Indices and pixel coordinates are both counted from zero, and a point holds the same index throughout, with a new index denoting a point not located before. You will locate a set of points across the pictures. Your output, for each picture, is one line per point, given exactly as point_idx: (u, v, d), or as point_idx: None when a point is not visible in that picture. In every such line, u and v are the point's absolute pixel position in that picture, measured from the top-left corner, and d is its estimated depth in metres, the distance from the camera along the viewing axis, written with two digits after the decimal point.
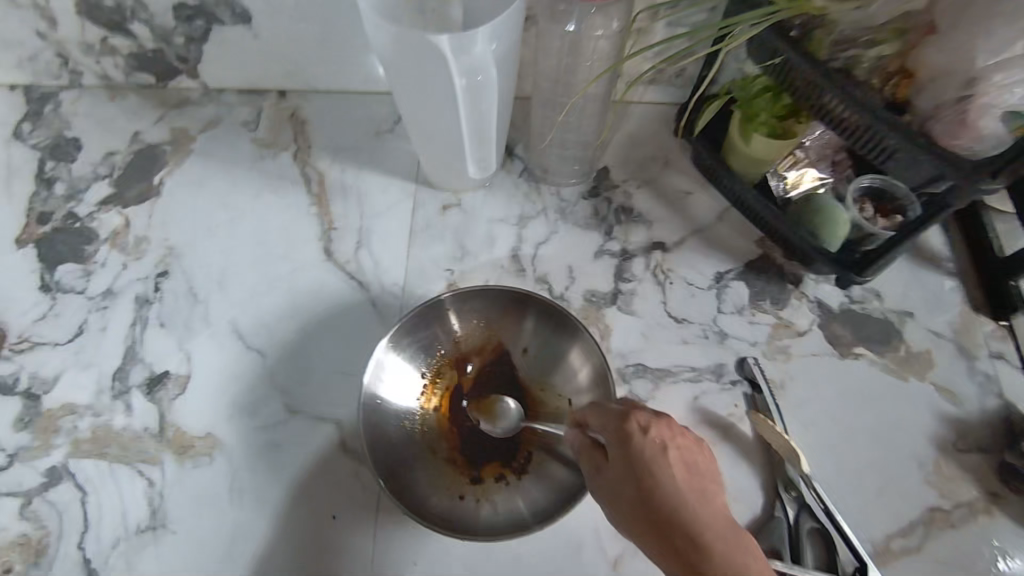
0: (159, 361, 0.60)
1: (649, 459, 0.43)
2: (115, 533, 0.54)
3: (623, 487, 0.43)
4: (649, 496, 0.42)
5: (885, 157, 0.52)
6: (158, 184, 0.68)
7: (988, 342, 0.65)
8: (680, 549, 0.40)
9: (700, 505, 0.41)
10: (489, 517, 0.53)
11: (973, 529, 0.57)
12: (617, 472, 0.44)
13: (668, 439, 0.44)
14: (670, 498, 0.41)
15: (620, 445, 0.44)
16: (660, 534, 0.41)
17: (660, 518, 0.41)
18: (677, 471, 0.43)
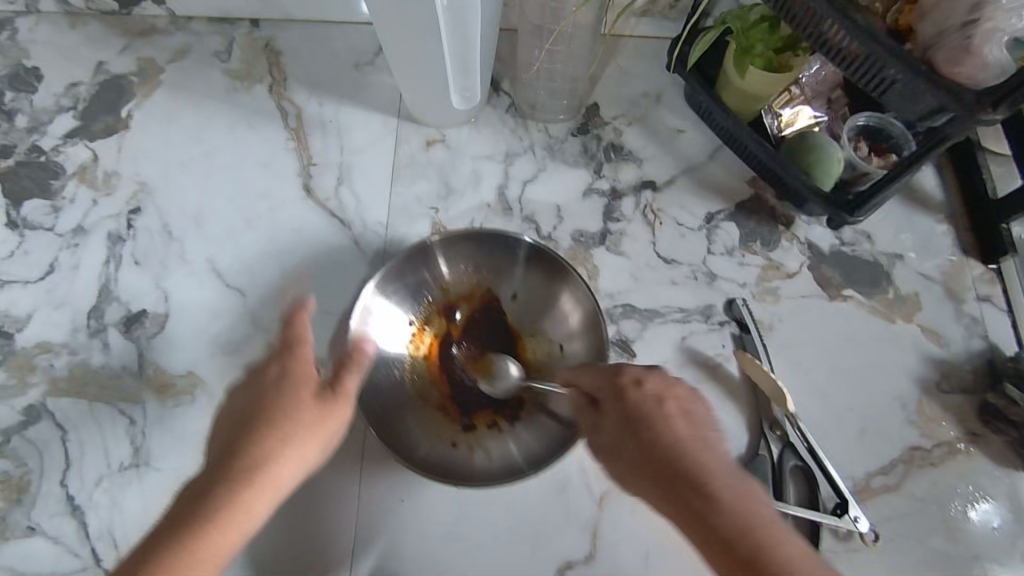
0: (135, 300, 0.58)
1: (645, 408, 0.45)
2: (95, 472, 0.53)
3: (623, 441, 0.45)
4: (647, 445, 0.44)
5: (884, 88, 0.50)
6: (127, 118, 0.65)
7: (977, 284, 0.64)
8: (683, 496, 0.41)
9: (699, 449, 0.43)
10: (483, 465, 0.52)
11: (952, 467, 0.58)
12: (616, 423, 0.46)
13: (664, 389, 0.46)
14: (668, 445, 0.43)
15: (615, 399, 0.47)
16: (665, 483, 0.42)
17: (660, 465, 0.43)
18: (676, 420, 0.44)
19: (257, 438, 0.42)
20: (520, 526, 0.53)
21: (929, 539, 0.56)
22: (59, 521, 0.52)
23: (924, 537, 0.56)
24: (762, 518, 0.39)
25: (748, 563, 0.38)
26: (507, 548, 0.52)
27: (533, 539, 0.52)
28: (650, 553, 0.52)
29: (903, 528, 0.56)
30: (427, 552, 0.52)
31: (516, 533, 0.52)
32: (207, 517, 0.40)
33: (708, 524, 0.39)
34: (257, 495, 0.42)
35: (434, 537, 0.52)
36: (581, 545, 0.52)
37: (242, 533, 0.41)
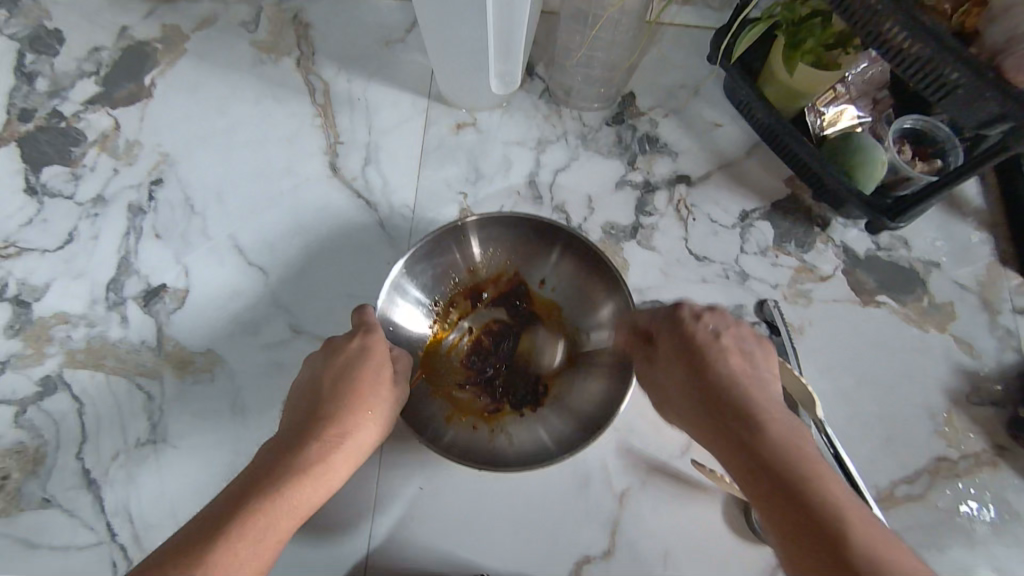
0: (155, 274, 0.57)
1: (708, 335, 0.45)
2: (111, 448, 0.52)
3: (675, 369, 0.46)
4: (704, 375, 0.44)
5: (943, 94, 0.48)
6: (150, 86, 0.63)
7: (1012, 296, 0.63)
8: (733, 428, 0.40)
9: (756, 385, 0.42)
10: (504, 447, 0.51)
11: (979, 480, 0.57)
12: (673, 353, 0.46)
13: (724, 329, 0.46)
14: (724, 381, 0.42)
15: (674, 332, 0.46)
16: (716, 411, 0.42)
17: (723, 391, 0.42)
18: (732, 359, 0.44)
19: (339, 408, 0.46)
20: (539, 521, 0.52)
21: (954, 553, 0.55)
22: (73, 495, 0.51)
23: (949, 550, 0.55)
24: (798, 453, 0.37)
25: (795, 494, 0.35)
26: (525, 545, 0.51)
27: (554, 534, 0.51)
28: (671, 556, 0.51)
29: (928, 539, 0.55)
30: (442, 543, 0.51)
31: (537, 531, 0.51)
32: (290, 474, 0.42)
33: (749, 445, 0.39)
34: (336, 456, 0.44)
35: (451, 528, 0.51)
36: (602, 544, 0.51)
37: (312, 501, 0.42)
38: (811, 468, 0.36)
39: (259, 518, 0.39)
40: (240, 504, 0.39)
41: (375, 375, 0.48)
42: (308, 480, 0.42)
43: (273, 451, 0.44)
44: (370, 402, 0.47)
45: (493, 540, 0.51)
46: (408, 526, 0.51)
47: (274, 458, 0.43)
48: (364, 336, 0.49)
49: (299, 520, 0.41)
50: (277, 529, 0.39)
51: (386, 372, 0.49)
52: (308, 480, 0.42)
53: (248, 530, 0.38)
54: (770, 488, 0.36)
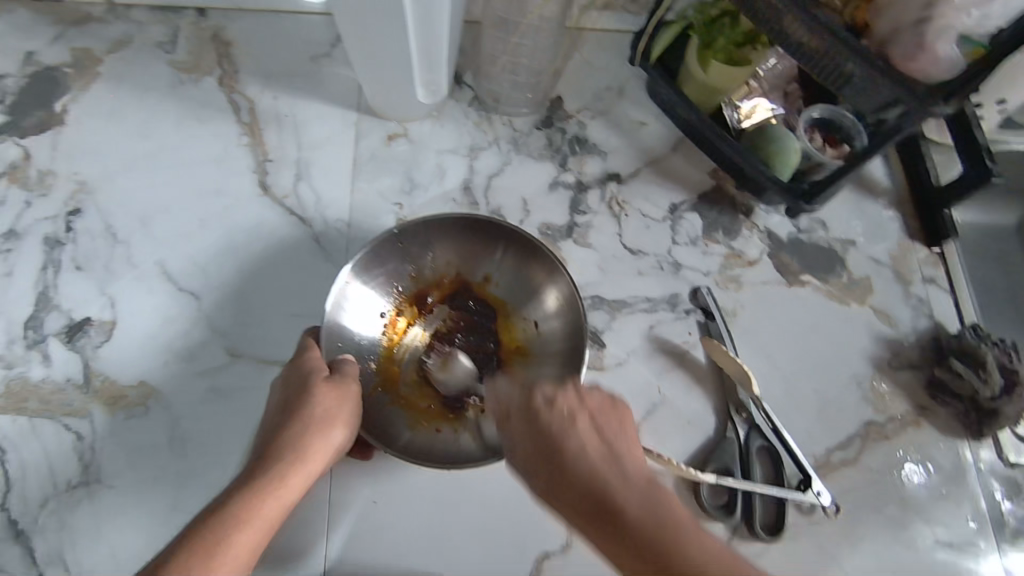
0: (79, 308, 0.55)
1: (559, 422, 0.42)
2: (40, 493, 0.49)
3: (537, 468, 0.42)
4: (564, 467, 0.40)
5: (841, 81, 0.52)
6: (62, 112, 0.61)
7: (922, 267, 0.68)
8: (600, 519, 0.37)
9: (615, 465, 0.40)
10: (470, 445, 0.51)
11: (905, 441, 0.61)
12: (529, 444, 0.43)
13: (574, 409, 0.43)
14: (580, 469, 0.39)
15: (529, 421, 0.43)
16: (581, 503, 0.38)
17: (583, 490, 0.38)
18: (583, 438, 0.41)
19: (292, 421, 0.45)
20: (496, 523, 0.52)
21: (888, 512, 0.58)
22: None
23: (884, 509, 0.58)
24: (661, 522, 0.36)
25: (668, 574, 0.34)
26: (483, 546, 0.51)
27: (512, 533, 0.52)
28: None
29: (864, 501, 0.58)
30: (399, 558, 0.50)
31: (494, 532, 0.52)
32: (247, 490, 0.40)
33: (625, 538, 0.36)
34: (285, 471, 0.42)
35: (407, 540, 0.51)
36: (559, 538, 0.52)
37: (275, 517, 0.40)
38: (685, 539, 0.35)
39: (219, 539, 0.37)
40: (194, 535, 0.37)
41: (313, 385, 0.46)
42: (267, 497, 0.41)
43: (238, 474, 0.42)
44: (312, 413, 0.45)
45: (453, 545, 0.51)
46: (358, 542, 0.50)
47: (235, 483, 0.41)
48: (301, 358, 0.49)
49: (260, 542, 0.39)
50: (227, 565, 0.36)
51: (322, 378, 0.47)
52: (258, 499, 0.40)
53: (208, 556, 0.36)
54: None
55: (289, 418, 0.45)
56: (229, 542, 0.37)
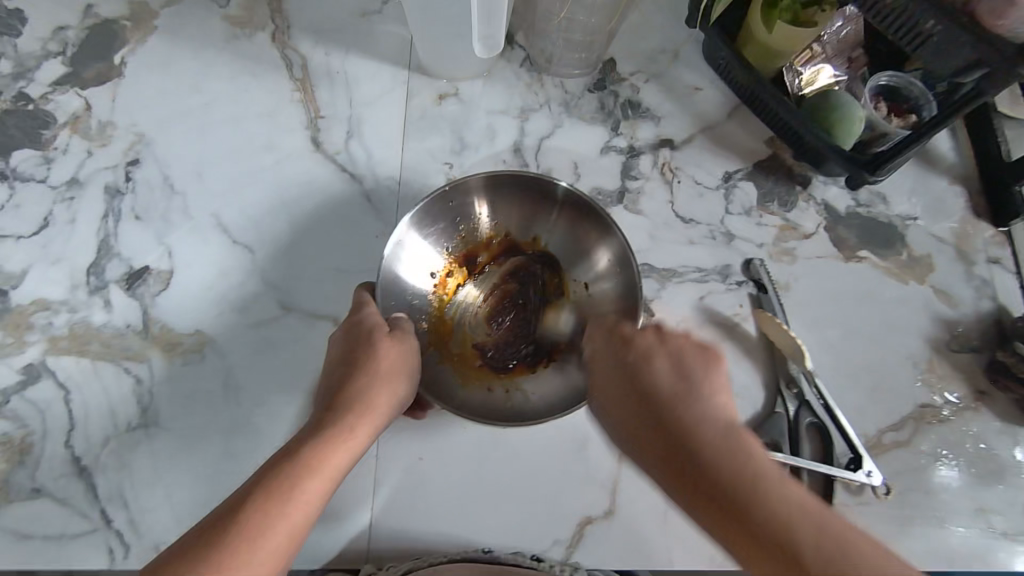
0: (137, 256, 0.56)
1: (639, 358, 0.44)
2: (101, 433, 0.51)
3: (614, 391, 0.44)
4: (640, 389, 0.43)
5: (918, 43, 0.51)
6: (120, 65, 0.61)
7: (987, 246, 0.65)
8: (673, 446, 0.39)
9: (694, 401, 0.40)
10: (522, 403, 0.51)
11: (961, 424, 0.59)
12: (609, 374, 0.45)
13: (657, 347, 0.44)
14: (660, 394, 0.41)
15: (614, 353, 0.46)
16: (658, 432, 0.40)
17: (659, 419, 0.40)
18: (665, 371, 0.43)
19: (355, 375, 0.45)
20: (539, 485, 0.52)
21: (939, 494, 0.57)
22: (64, 484, 0.50)
23: (935, 492, 0.57)
24: (739, 453, 0.37)
25: (738, 504, 0.35)
26: (524, 508, 0.51)
27: (555, 497, 0.51)
28: (671, 511, 0.51)
29: (914, 483, 0.57)
30: (442, 516, 0.51)
31: (536, 494, 0.51)
32: (311, 442, 0.41)
33: (694, 471, 0.37)
34: (351, 423, 0.43)
35: (450, 498, 0.51)
36: (602, 503, 0.51)
37: (339, 470, 0.41)
38: (748, 471, 0.36)
39: (283, 488, 0.38)
40: (259, 483, 0.38)
41: (375, 340, 0.46)
42: (333, 449, 0.41)
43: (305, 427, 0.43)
44: (377, 366, 0.45)
45: (495, 505, 0.51)
46: (401, 496, 0.51)
47: (300, 436, 0.42)
48: (359, 314, 0.48)
49: (325, 493, 0.40)
50: (299, 508, 0.38)
51: (383, 333, 0.47)
52: (328, 447, 0.41)
53: (272, 505, 0.37)
54: (720, 508, 0.35)
55: (353, 371, 0.45)
56: (293, 491, 0.38)
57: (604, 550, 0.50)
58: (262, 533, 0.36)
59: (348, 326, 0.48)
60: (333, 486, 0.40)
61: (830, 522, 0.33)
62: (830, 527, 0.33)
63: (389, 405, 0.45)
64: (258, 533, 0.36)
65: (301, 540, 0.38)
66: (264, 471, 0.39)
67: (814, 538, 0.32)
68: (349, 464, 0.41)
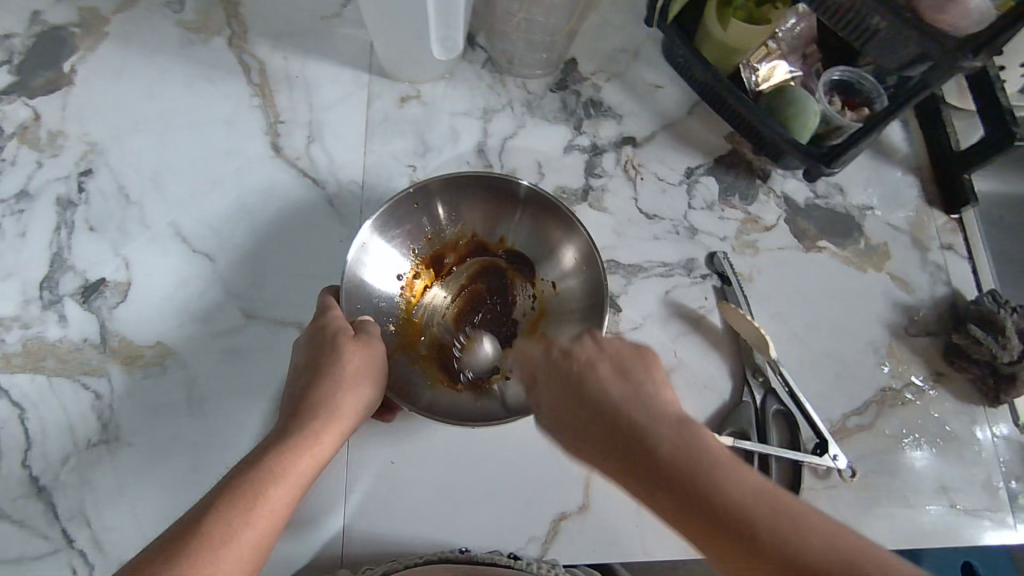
0: (93, 268, 0.54)
1: (583, 365, 0.43)
2: (60, 451, 0.50)
3: (558, 408, 0.43)
4: (587, 404, 0.41)
5: (866, 38, 0.52)
6: (71, 73, 0.60)
7: (940, 233, 0.67)
8: (625, 456, 0.38)
9: (643, 402, 0.40)
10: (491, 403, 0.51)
11: (921, 406, 0.60)
12: (550, 386, 0.44)
13: (595, 354, 0.44)
14: (606, 402, 0.40)
15: (559, 366, 0.44)
16: (610, 440, 0.39)
17: (620, 427, 0.39)
18: (606, 378, 0.42)
19: (319, 383, 0.44)
20: (512, 483, 0.52)
21: (903, 475, 0.58)
22: (22, 504, 0.48)
23: (899, 473, 0.58)
24: (688, 450, 0.36)
25: (694, 499, 0.34)
26: (497, 507, 0.51)
27: (527, 495, 0.51)
28: (643, 503, 0.51)
29: (879, 465, 0.58)
30: (415, 519, 0.50)
31: (510, 494, 0.51)
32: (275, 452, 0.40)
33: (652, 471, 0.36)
34: (317, 429, 0.42)
35: (423, 500, 0.51)
36: (575, 499, 0.51)
37: (302, 481, 0.40)
38: (710, 465, 0.35)
39: (246, 500, 0.37)
40: (222, 495, 0.37)
41: (340, 347, 0.46)
42: (298, 459, 0.40)
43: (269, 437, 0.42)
44: (341, 373, 0.45)
45: (469, 506, 0.51)
46: (374, 501, 0.50)
47: (264, 446, 0.41)
48: (324, 318, 0.48)
49: (289, 503, 0.39)
50: (262, 519, 0.37)
51: (349, 336, 0.47)
52: (292, 458, 0.40)
53: (236, 518, 0.36)
54: (682, 508, 0.35)
55: (318, 378, 0.45)
56: (257, 503, 0.37)
57: (579, 546, 0.50)
58: (225, 546, 0.35)
59: (309, 334, 0.48)
60: (297, 496, 0.39)
61: (782, 498, 0.34)
62: (787, 504, 0.33)
63: (353, 414, 0.45)
64: (221, 546, 0.35)
65: (266, 551, 0.37)
66: (227, 483, 0.38)
67: (774, 516, 0.32)
68: (312, 473, 0.41)
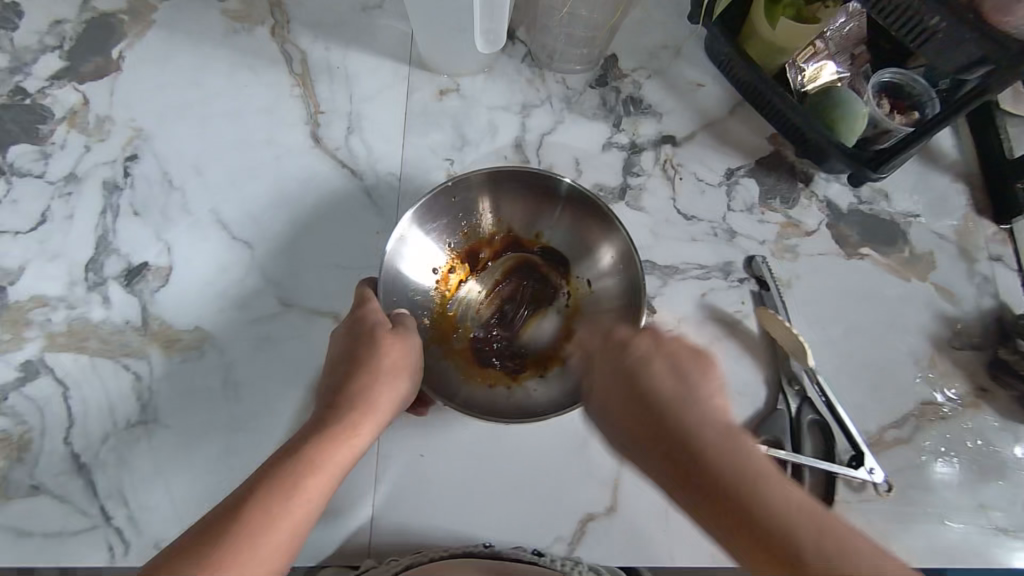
0: (136, 252, 0.55)
1: (637, 362, 0.43)
2: (100, 430, 0.51)
3: (608, 396, 0.43)
4: (638, 396, 0.41)
5: (922, 39, 0.50)
6: (118, 59, 0.61)
7: (989, 244, 0.65)
8: (677, 456, 0.38)
9: (695, 403, 0.40)
10: (524, 402, 0.51)
11: (963, 422, 0.59)
12: (607, 387, 0.43)
13: (654, 350, 0.43)
14: (655, 396, 0.40)
15: (610, 357, 0.44)
16: (659, 439, 0.39)
17: (673, 435, 0.38)
18: (663, 375, 0.41)
19: (358, 373, 0.45)
20: (542, 481, 0.51)
21: (942, 492, 0.56)
22: (64, 481, 0.49)
23: (938, 490, 0.56)
24: (749, 464, 0.36)
25: (747, 517, 0.34)
26: (527, 505, 0.51)
27: (556, 493, 0.51)
28: (671, 506, 0.51)
29: (916, 480, 0.57)
30: (445, 513, 0.50)
31: (535, 491, 0.51)
32: (314, 440, 0.41)
33: (705, 482, 0.36)
34: (354, 422, 0.43)
35: (453, 495, 0.51)
36: (603, 501, 0.51)
37: (340, 469, 0.40)
38: (767, 490, 0.35)
39: (283, 487, 0.37)
40: (260, 480, 0.38)
41: (377, 338, 0.46)
42: (335, 448, 0.41)
43: (309, 425, 0.43)
44: (377, 363, 0.45)
45: (498, 503, 0.51)
46: (400, 494, 0.51)
47: (304, 433, 0.42)
48: (361, 310, 0.48)
49: (327, 490, 0.39)
50: (299, 507, 0.37)
51: (387, 328, 0.47)
52: (329, 446, 0.40)
53: (272, 505, 0.36)
54: (734, 523, 0.35)
55: (354, 368, 0.45)
56: (293, 491, 0.38)
57: (606, 548, 0.50)
58: (261, 531, 0.36)
59: (352, 323, 0.48)
60: (334, 484, 0.40)
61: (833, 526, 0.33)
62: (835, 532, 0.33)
63: (391, 405, 0.45)
64: (260, 529, 0.36)
65: (304, 537, 0.38)
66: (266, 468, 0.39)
67: (821, 543, 0.33)
68: (350, 462, 0.41)
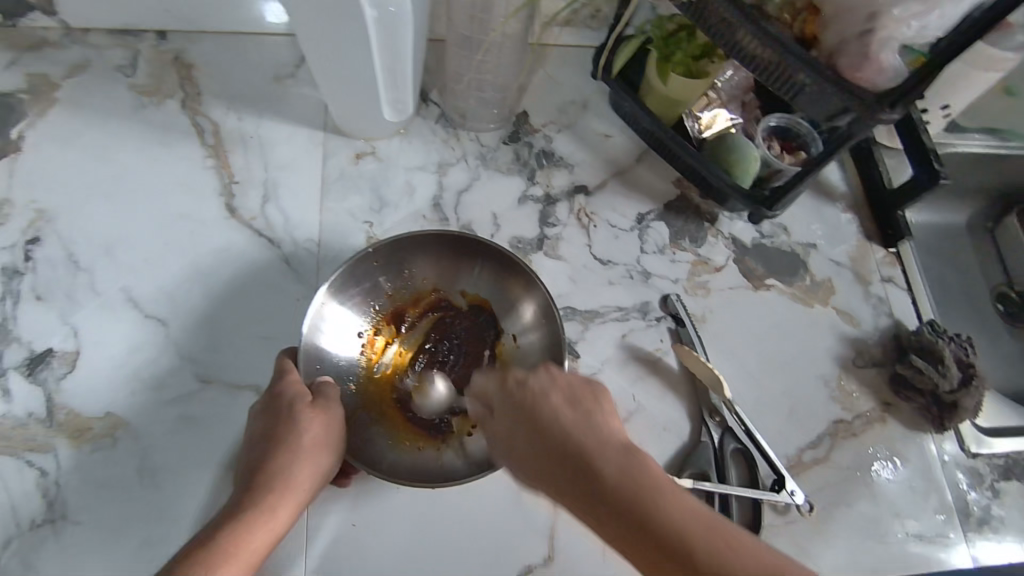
0: (39, 338, 0.53)
1: (533, 392, 0.45)
2: (2, 532, 0.48)
3: (510, 434, 0.45)
4: (541, 433, 0.43)
5: (796, 92, 0.54)
6: (18, 139, 0.59)
7: (880, 267, 0.70)
8: (582, 485, 0.39)
9: (588, 427, 0.42)
10: (453, 463, 0.51)
11: (872, 436, 0.63)
12: (506, 426, 0.45)
13: (549, 382, 0.46)
14: (557, 428, 0.42)
15: (508, 395, 0.46)
16: (567, 474, 0.40)
17: (575, 461, 0.40)
18: (560, 408, 0.43)
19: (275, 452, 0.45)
20: (478, 539, 0.52)
21: (859, 506, 0.60)
22: None
23: (855, 504, 0.60)
24: (642, 472, 0.38)
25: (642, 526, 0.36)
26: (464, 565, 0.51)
27: (493, 550, 0.51)
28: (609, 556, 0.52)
29: (836, 497, 0.60)
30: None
31: (469, 551, 0.51)
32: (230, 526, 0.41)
33: (602, 499, 0.38)
34: (273, 503, 0.43)
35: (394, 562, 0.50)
36: (541, 551, 0.52)
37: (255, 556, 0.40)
38: (662, 487, 0.37)
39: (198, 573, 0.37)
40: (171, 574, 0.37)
41: (300, 412, 0.46)
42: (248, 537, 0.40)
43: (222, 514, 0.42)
44: (301, 441, 0.45)
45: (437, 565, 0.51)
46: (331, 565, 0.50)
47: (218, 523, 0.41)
48: (281, 383, 0.48)
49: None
50: None
51: (307, 403, 0.47)
52: (244, 531, 0.40)
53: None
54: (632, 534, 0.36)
55: (274, 448, 0.45)
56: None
57: None
58: None
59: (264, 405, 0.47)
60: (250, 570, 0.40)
61: (738, 540, 0.35)
62: (740, 550, 0.34)
63: (309, 483, 0.45)
64: None
65: None
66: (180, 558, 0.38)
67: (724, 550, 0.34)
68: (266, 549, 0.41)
